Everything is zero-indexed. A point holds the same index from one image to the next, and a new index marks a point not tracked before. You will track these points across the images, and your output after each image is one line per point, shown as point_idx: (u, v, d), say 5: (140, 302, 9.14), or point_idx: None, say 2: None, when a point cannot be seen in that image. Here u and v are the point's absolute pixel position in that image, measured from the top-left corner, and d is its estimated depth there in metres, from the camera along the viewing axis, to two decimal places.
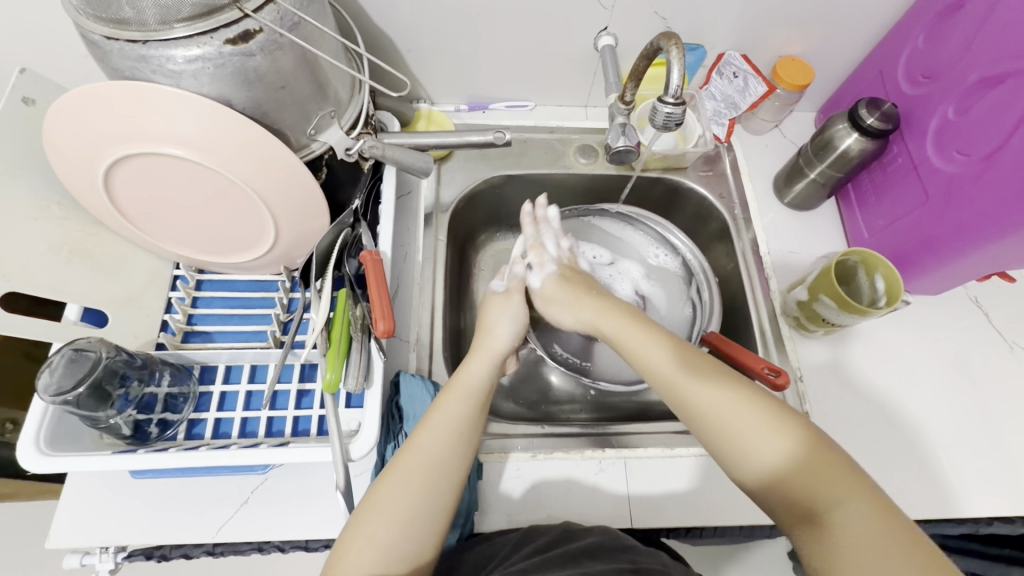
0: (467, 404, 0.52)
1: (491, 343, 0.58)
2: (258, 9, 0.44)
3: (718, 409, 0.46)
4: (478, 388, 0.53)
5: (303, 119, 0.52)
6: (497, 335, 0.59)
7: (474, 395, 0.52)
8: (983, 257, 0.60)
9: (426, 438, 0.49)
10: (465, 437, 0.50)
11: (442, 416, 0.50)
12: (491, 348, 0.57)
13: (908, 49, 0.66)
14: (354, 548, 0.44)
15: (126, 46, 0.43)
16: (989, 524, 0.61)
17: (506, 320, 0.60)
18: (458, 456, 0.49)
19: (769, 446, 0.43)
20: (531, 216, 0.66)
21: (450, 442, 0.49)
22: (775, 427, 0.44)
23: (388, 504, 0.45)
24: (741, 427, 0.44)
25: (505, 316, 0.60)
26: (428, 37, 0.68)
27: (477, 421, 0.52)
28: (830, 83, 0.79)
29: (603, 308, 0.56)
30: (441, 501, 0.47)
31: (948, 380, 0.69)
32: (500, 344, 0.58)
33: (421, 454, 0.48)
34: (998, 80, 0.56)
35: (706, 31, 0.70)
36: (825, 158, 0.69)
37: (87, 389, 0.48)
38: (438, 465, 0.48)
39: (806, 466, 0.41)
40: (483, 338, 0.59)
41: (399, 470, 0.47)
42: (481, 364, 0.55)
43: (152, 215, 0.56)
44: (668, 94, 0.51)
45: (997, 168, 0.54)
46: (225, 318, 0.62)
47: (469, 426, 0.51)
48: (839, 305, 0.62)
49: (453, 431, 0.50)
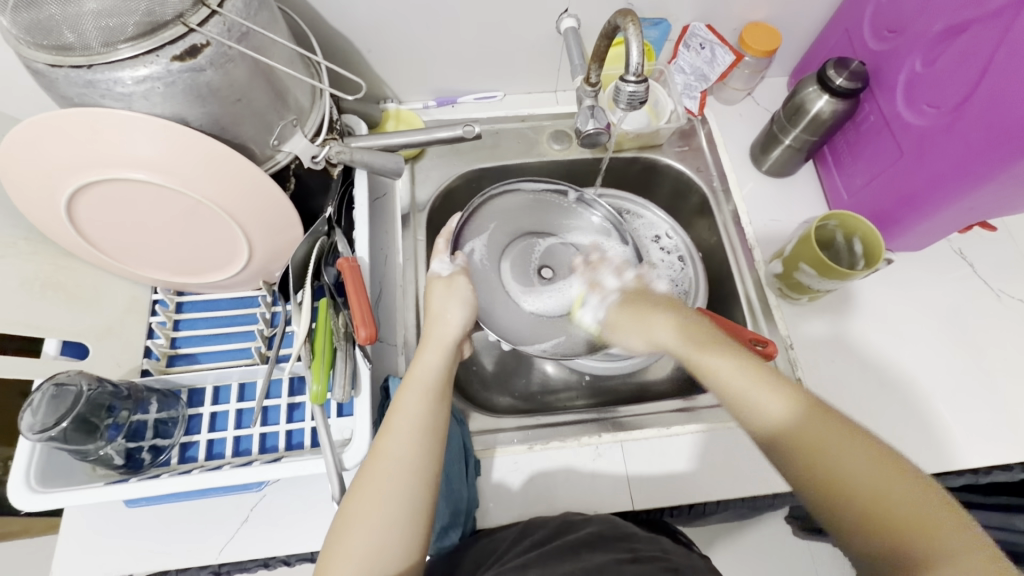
0: (425, 399, 0.51)
1: (443, 333, 0.57)
2: (203, 22, 0.43)
3: (751, 394, 0.45)
4: (433, 379, 0.53)
5: (264, 130, 0.51)
6: (446, 323, 0.58)
7: (430, 389, 0.52)
8: (964, 208, 0.59)
9: (388, 440, 0.48)
10: (429, 431, 0.50)
11: (402, 416, 0.50)
12: (443, 338, 0.57)
13: (872, 5, 0.65)
14: (342, 548, 0.44)
15: (71, 72, 0.42)
16: (988, 473, 0.62)
17: (454, 304, 0.60)
18: (427, 452, 0.49)
19: (776, 408, 0.44)
20: (585, 262, 0.69)
21: (416, 441, 0.49)
22: (777, 398, 0.44)
23: (359, 510, 0.45)
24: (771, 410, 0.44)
25: (456, 301, 0.60)
26: (388, 36, 0.67)
27: (437, 412, 0.51)
28: (799, 46, 0.78)
29: (661, 319, 0.54)
30: (421, 499, 0.47)
31: (940, 334, 0.69)
32: (450, 330, 0.58)
33: (387, 457, 0.47)
34: (962, 29, 0.55)
35: (668, 5, 0.70)
36: (799, 122, 0.68)
37: (72, 423, 0.47)
38: (406, 464, 0.47)
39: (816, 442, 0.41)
40: (433, 326, 0.58)
41: (367, 478, 0.47)
42: (430, 353, 0.55)
43: (123, 242, 0.55)
44: (629, 72, 0.50)
45: (966, 119, 0.54)
46: (210, 338, 0.62)
47: (430, 419, 0.50)
48: (819, 273, 0.62)
49: (417, 428, 0.49)
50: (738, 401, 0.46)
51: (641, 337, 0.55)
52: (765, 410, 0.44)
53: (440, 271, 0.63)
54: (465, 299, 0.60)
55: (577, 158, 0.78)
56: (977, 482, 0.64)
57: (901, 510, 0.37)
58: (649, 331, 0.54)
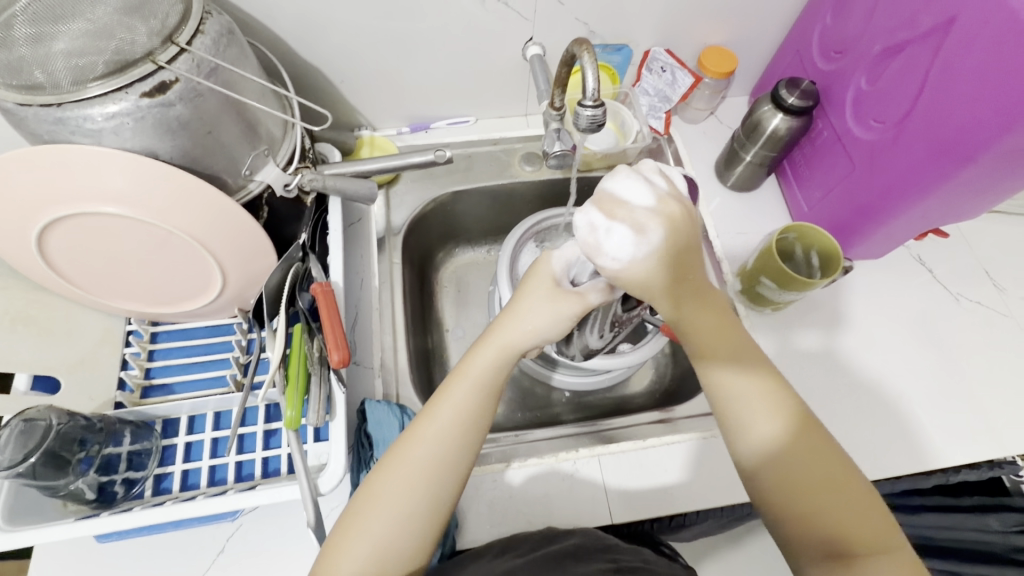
0: (483, 393, 0.49)
1: (511, 334, 0.50)
2: (172, 59, 0.45)
3: (743, 410, 0.46)
4: (494, 377, 0.50)
5: (235, 162, 0.52)
6: (525, 327, 0.50)
7: (490, 384, 0.49)
8: (915, 216, 0.62)
9: (428, 423, 0.47)
10: (470, 428, 0.48)
11: (452, 396, 0.48)
12: (511, 341, 0.50)
13: (819, 28, 0.69)
14: (364, 510, 0.45)
15: (41, 110, 0.43)
16: (958, 472, 0.66)
17: (544, 314, 0.50)
18: (465, 446, 0.47)
19: (770, 427, 0.46)
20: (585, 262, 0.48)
21: (455, 433, 0.47)
22: (768, 406, 0.46)
23: (383, 487, 0.45)
24: (739, 405, 0.46)
25: (545, 309, 0.50)
26: (360, 68, 0.70)
27: (487, 408, 0.49)
28: (756, 67, 0.82)
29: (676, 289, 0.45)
30: (447, 477, 0.46)
31: (906, 337, 0.71)
32: (526, 340, 0.50)
33: (425, 441, 0.46)
34: (899, 49, 0.58)
35: (628, 32, 0.73)
36: (756, 140, 0.71)
37: (41, 458, 0.47)
38: (442, 453, 0.46)
39: (801, 461, 0.45)
40: (511, 324, 0.51)
41: (399, 455, 0.46)
42: (490, 350, 0.50)
43: (95, 275, 0.55)
44: (587, 97, 0.52)
45: (908, 133, 0.57)
46: (184, 368, 0.61)
47: (482, 413, 0.48)
48: (779, 285, 0.65)
49: (466, 416, 0.48)
50: (727, 407, 0.47)
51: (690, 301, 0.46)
52: (752, 429, 0.46)
53: (563, 277, 0.51)
54: (569, 319, 0.50)
55: (548, 179, 0.80)
56: (948, 481, 0.68)
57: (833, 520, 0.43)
58: (690, 303, 0.47)
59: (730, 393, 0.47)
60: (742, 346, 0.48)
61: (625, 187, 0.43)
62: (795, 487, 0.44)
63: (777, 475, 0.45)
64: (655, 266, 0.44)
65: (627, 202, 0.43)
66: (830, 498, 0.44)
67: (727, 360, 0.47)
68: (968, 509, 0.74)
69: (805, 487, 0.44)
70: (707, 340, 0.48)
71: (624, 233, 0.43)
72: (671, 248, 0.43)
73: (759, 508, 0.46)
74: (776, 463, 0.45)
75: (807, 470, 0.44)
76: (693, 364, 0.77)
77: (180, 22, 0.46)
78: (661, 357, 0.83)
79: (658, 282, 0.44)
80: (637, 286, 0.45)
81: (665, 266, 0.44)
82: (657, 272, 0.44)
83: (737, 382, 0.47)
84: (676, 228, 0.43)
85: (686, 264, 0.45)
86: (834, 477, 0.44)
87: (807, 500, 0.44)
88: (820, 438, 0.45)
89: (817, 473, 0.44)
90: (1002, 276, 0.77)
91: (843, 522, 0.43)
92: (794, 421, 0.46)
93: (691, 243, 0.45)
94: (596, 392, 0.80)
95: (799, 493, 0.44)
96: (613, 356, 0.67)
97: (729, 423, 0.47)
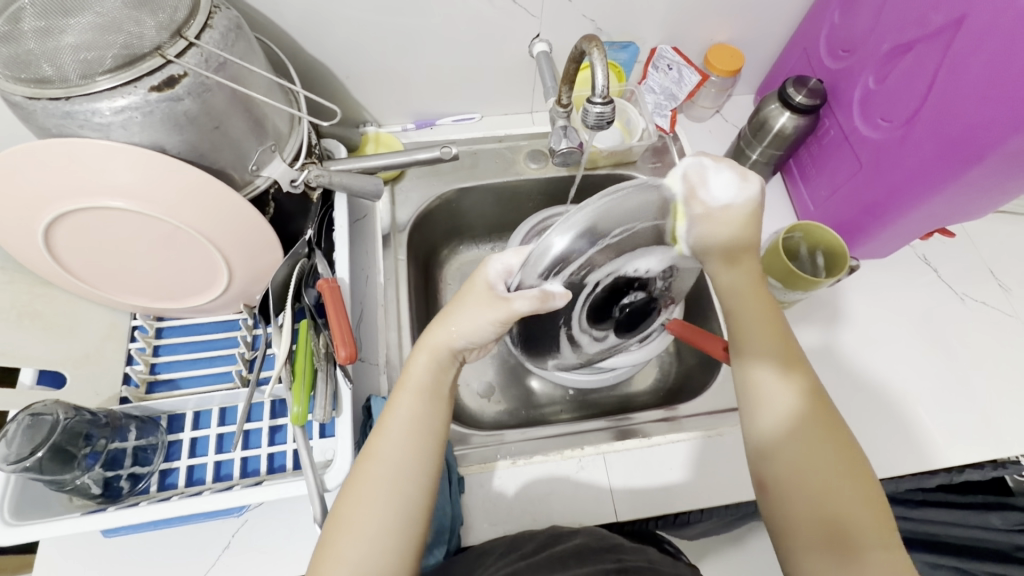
0: (424, 400, 0.50)
1: (439, 336, 0.51)
2: (181, 53, 0.44)
3: (765, 388, 0.49)
4: (428, 382, 0.50)
5: (242, 157, 0.52)
6: (451, 330, 0.50)
7: (428, 391, 0.50)
8: (922, 215, 0.62)
9: (380, 442, 0.48)
10: (421, 435, 0.48)
11: (394, 415, 0.49)
12: (441, 344, 0.50)
13: (827, 26, 0.69)
14: (336, 544, 0.44)
15: (49, 104, 0.43)
16: (961, 472, 0.66)
17: (470, 319, 0.49)
18: (421, 454, 0.48)
19: (789, 407, 0.48)
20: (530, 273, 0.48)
21: (407, 443, 0.48)
22: (789, 387, 0.48)
23: (349, 511, 0.45)
24: (762, 383, 0.49)
25: (471, 313, 0.48)
26: (366, 64, 0.69)
27: (435, 415, 0.50)
28: (762, 65, 0.82)
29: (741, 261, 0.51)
30: (408, 486, 0.46)
31: (910, 336, 0.71)
32: (453, 344, 0.50)
33: (380, 459, 0.47)
34: (908, 48, 0.58)
35: (635, 30, 0.73)
36: (762, 138, 0.71)
37: (48, 453, 0.47)
38: (399, 464, 0.47)
39: (810, 445, 0.46)
40: (439, 328, 0.51)
41: (360, 479, 0.46)
42: (423, 354, 0.51)
43: (101, 269, 0.55)
44: (596, 94, 0.52)
45: (916, 132, 0.57)
46: (189, 363, 0.61)
47: (427, 421, 0.49)
48: (785, 285, 0.65)
49: (417, 428, 0.48)
50: (754, 387, 0.50)
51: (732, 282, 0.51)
52: (772, 405, 0.48)
53: (499, 280, 0.48)
54: (494, 324, 0.48)
55: (553, 176, 0.80)
56: (952, 481, 0.68)
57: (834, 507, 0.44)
58: (733, 283, 0.51)
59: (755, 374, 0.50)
60: (776, 332, 0.51)
61: (716, 177, 0.46)
62: (802, 469, 0.45)
63: (787, 453, 0.46)
64: (745, 221, 0.47)
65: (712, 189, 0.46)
66: (833, 483, 0.45)
67: (758, 344, 0.50)
68: (971, 508, 0.74)
69: (812, 469, 0.45)
70: (739, 320, 0.52)
71: (727, 176, 0.46)
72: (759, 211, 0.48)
73: (767, 488, 0.47)
74: (789, 437, 0.47)
75: (816, 452, 0.46)
76: (698, 363, 0.77)
77: (189, 16, 0.46)
78: (665, 356, 0.83)
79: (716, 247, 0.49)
80: (706, 222, 0.47)
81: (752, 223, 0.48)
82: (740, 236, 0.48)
83: (770, 367, 0.49)
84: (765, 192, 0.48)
85: (741, 239, 0.49)
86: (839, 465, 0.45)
87: (813, 483, 0.45)
88: (834, 424, 0.47)
89: (825, 455, 0.46)
90: (1006, 276, 0.77)
91: (848, 509, 0.44)
92: (811, 405, 0.48)
93: (755, 210, 0.48)
94: (599, 390, 0.80)
95: (806, 474, 0.45)
96: (560, 356, 0.67)
97: (749, 400, 0.50)
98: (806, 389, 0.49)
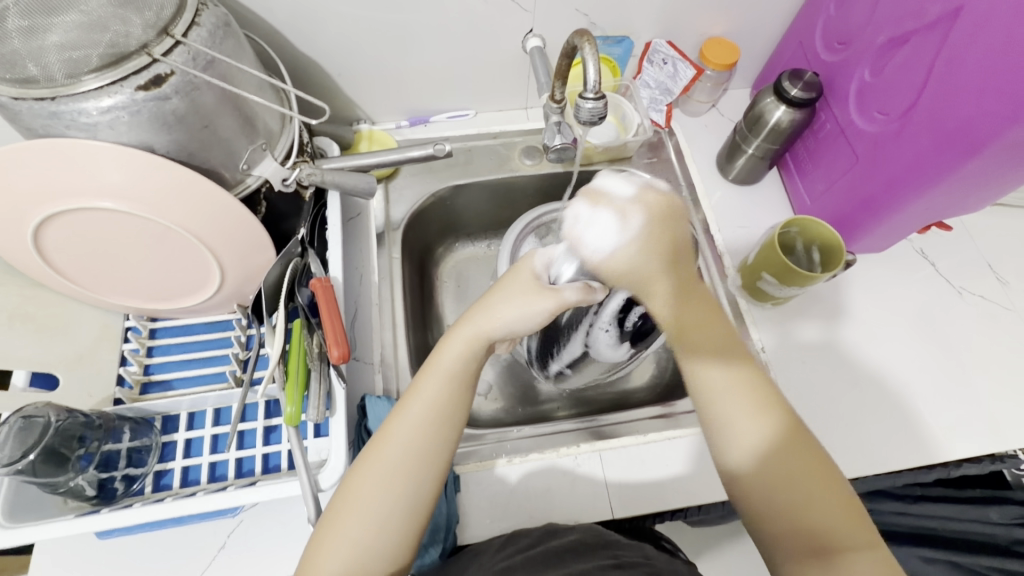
0: (452, 388, 0.49)
1: (481, 324, 0.51)
2: (168, 52, 0.44)
3: (723, 406, 0.49)
4: (463, 369, 0.50)
5: (233, 156, 0.51)
6: (496, 316, 0.50)
7: (458, 379, 0.50)
8: (919, 209, 0.61)
9: (399, 425, 0.47)
10: (442, 423, 0.48)
11: (419, 400, 0.48)
12: (481, 330, 0.51)
13: (823, 18, 0.68)
14: (341, 520, 0.44)
15: (34, 104, 0.42)
16: (958, 466, 0.66)
17: (515, 309, 0.50)
18: (442, 443, 0.48)
19: (750, 425, 0.47)
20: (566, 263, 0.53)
21: (430, 431, 0.47)
22: (745, 405, 0.48)
23: (361, 487, 0.45)
24: (720, 401, 0.49)
25: (516, 302, 0.50)
26: (358, 61, 0.69)
27: (461, 403, 0.50)
28: (758, 59, 0.82)
29: (665, 278, 0.51)
30: (419, 470, 0.46)
31: (908, 330, 0.71)
32: (494, 328, 0.50)
33: (400, 440, 0.47)
34: (904, 40, 0.58)
35: (629, 24, 0.72)
36: (758, 133, 0.71)
37: (40, 455, 0.47)
38: (421, 447, 0.47)
39: (775, 459, 0.46)
40: (482, 313, 0.51)
41: (375, 455, 0.46)
42: (460, 341, 0.51)
43: (92, 270, 0.55)
44: (588, 90, 0.51)
45: (913, 125, 0.56)
46: (183, 364, 0.61)
47: (452, 411, 0.49)
48: (780, 281, 0.65)
49: (439, 416, 0.48)
50: (710, 405, 0.49)
51: (659, 299, 0.52)
52: (733, 426, 0.48)
53: (544, 271, 0.53)
54: (540, 316, 0.50)
55: (548, 173, 0.80)
56: (950, 475, 0.68)
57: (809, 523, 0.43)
58: (660, 303, 0.52)
59: (710, 383, 0.50)
60: (718, 337, 0.52)
61: (610, 183, 0.52)
62: (772, 488, 0.45)
63: (757, 471, 0.46)
64: (639, 254, 0.50)
65: (610, 195, 0.51)
66: (804, 496, 0.44)
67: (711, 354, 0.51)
68: (969, 502, 0.74)
69: (784, 485, 0.45)
70: (694, 330, 0.52)
71: (607, 221, 0.51)
72: (650, 234, 0.50)
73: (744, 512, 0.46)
74: (755, 457, 0.47)
75: (781, 464, 0.46)
76: None
77: (176, 14, 0.45)
78: (662, 352, 0.82)
79: (625, 270, 0.51)
80: (606, 267, 0.51)
81: (648, 250, 0.50)
82: (651, 262, 0.50)
83: (721, 372, 0.50)
84: (656, 215, 0.50)
85: (666, 251, 0.50)
86: (805, 476, 0.45)
87: (784, 501, 0.44)
88: (795, 434, 0.47)
89: (790, 470, 0.45)
90: (1004, 269, 0.76)
91: (823, 518, 0.43)
92: (771, 419, 0.47)
93: (654, 233, 0.50)
94: (596, 387, 0.80)
95: (777, 496, 0.45)
96: (566, 350, 0.65)
97: (710, 422, 0.49)
98: (751, 384, 0.49)
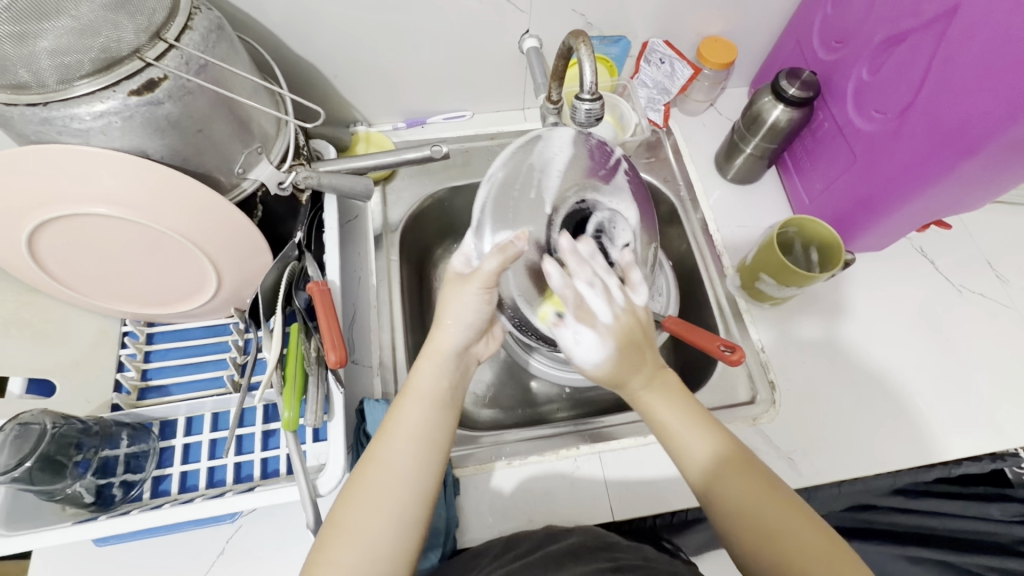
0: (435, 411, 0.50)
1: (441, 339, 0.52)
2: (160, 56, 0.44)
3: (679, 433, 0.50)
4: (440, 391, 0.51)
5: (228, 160, 0.51)
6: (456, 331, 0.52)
7: (438, 399, 0.51)
8: (917, 208, 0.61)
9: (384, 449, 0.48)
10: (431, 444, 0.49)
11: (400, 424, 0.49)
12: (445, 349, 0.52)
13: (820, 17, 0.68)
14: (336, 541, 0.44)
15: (27, 110, 0.42)
16: (959, 464, 0.65)
17: (461, 308, 0.51)
18: (428, 463, 0.48)
19: (707, 455, 0.49)
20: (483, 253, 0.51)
21: (418, 453, 0.48)
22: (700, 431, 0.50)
23: (354, 507, 0.45)
24: (676, 428, 0.50)
25: (459, 299, 0.51)
26: (354, 63, 0.69)
27: (442, 422, 0.50)
28: (755, 57, 0.81)
29: (632, 380, 0.51)
30: (416, 488, 0.47)
31: (908, 329, 0.70)
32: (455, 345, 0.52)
33: (387, 466, 0.47)
34: (901, 38, 0.57)
35: (626, 24, 0.72)
36: (756, 132, 0.71)
37: (36, 462, 0.46)
38: (409, 469, 0.47)
39: (739, 485, 0.47)
40: (441, 332, 0.53)
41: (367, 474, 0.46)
42: (429, 362, 0.52)
43: (88, 276, 0.55)
44: (584, 91, 0.51)
45: (911, 124, 0.56)
46: (181, 368, 0.61)
47: (436, 431, 0.50)
48: (779, 281, 0.65)
49: (422, 438, 0.49)
50: (669, 435, 0.51)
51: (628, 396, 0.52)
52: (696, 455, 0.49)
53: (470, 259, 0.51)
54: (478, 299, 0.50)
55: None
56: (952, 474, 0.67)
57: (786, 556, 0.44)
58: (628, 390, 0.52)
59: (667, 423, 0.51)
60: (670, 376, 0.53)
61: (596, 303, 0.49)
62: (743, 513, 0.46)
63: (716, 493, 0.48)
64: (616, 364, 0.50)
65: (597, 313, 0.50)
66: (781, 526, 0.45)
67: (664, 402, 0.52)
68: (970, 498, 0.74)
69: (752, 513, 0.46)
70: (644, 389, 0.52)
71: (589, 338, 0.50)
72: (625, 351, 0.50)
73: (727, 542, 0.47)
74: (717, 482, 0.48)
75: (750, 492, 0.47)
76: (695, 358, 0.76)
77: (168, 18, 0.45)
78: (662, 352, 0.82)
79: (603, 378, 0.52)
80: (590, 375, 0.52)
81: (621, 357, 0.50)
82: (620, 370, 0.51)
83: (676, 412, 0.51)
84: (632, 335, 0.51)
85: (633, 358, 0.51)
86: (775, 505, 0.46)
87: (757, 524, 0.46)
88: (754, 471, 0.48)
89: (759, 498, 0.47)
90: (1005, 267, 0.76)
91: (797, 547, 0.44)
92: (727, 450, 0.49)
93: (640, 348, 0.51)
94: (596, 387, 0.80)
95: (754, 518, 0.46)
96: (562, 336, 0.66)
97: (672, 443, 0.51)
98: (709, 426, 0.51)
